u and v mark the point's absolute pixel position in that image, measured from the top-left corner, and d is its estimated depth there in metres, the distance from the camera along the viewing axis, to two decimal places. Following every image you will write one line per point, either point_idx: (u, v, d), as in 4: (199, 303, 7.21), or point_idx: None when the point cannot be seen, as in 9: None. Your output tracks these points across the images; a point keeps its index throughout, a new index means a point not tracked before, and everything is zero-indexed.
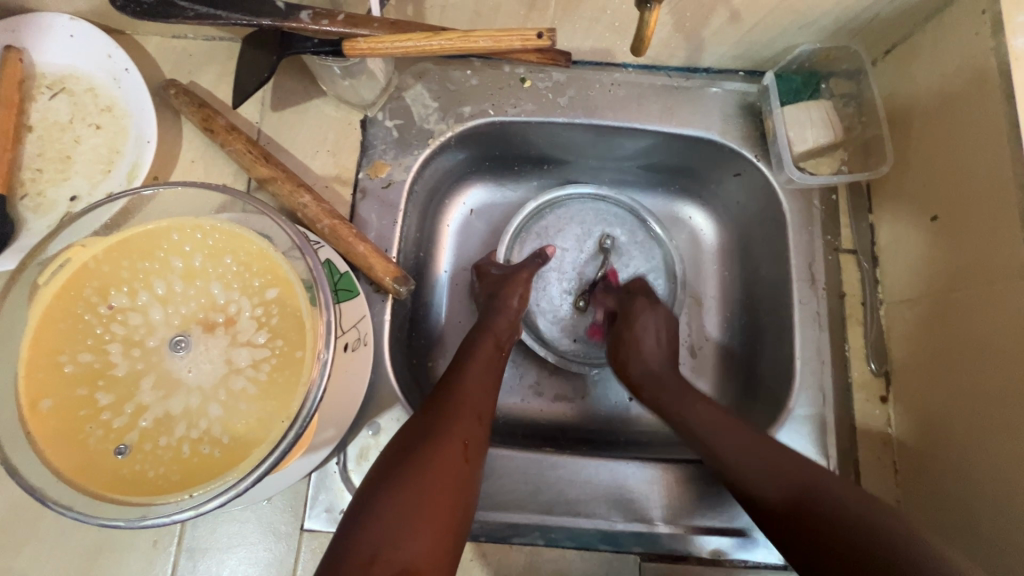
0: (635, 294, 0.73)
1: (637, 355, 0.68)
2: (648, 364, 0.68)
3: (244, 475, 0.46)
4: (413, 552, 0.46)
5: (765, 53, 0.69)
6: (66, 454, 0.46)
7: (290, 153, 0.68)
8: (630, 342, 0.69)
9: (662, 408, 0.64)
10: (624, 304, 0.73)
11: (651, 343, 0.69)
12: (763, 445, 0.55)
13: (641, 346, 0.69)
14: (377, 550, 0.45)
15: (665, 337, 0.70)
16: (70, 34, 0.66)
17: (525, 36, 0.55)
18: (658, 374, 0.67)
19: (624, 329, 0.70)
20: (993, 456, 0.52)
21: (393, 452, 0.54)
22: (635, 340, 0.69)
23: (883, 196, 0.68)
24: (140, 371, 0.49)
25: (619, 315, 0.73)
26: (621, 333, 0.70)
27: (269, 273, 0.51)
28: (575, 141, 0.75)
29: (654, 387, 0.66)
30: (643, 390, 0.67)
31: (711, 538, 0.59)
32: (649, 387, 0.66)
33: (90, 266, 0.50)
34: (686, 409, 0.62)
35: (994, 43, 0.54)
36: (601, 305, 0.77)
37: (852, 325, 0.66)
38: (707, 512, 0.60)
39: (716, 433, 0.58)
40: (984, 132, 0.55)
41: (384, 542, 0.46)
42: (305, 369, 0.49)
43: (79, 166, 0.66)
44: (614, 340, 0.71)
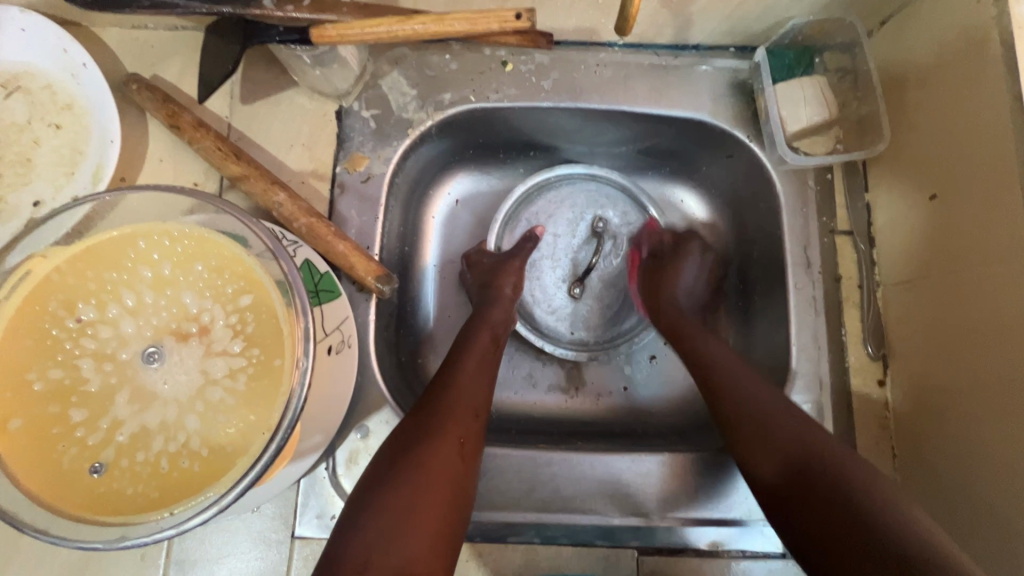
0: (691, 235, 0.73)
1: (671, 283, 0.69)
2: (678, 298, 0.69)
3: (225, 491, 0.45)
4: (405, 552, 0.45)
5: (756, 27, 0.66)
6: (40, 476, 0.45)
7: (263, 148, 0.65)
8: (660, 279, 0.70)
9: (678, 332, 0.66)
10: (676, 241, 0.73)
11: (685, 277, 0.70)
12: (791, 419, 0.53)
13: (675, 282, 0.70)
14: (370, 554, 0.44)
15: (699, 283, 0.72)
16: (20, 27, 0.62)
17: (502, 17, 0.52)
18: (679, 305, 0.69)
19: (669, 259, 0.71)
20: (995, 441, 0.51)
21: (386, 453, 0.52)
22: (676, 274, 0.70)
23: (879, 174, 0.65)
24: (114, 385, 0.47)
25: (666, 252, 0.72)
26: (665, 264, 0.71)
27: (242, 279, 0.49)
28: (562, 126, 0.72)
29: (676, 318, 0.67)
30: (662, 316, 0.68)
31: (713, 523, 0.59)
32: (671, 315, 0.67)
33: (53, 278, 0.47)
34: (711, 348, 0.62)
35: (996, 11, 0.51)
36: (647, 242, 0.75)
37: (848, 309, 0.64)
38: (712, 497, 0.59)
39: (738, 399, 0.57)
40: (986, 105, 0.53)
41: (377, 544, 0.45)
42: (285, 378, 0.47)
43: (40, 169, 0.62)
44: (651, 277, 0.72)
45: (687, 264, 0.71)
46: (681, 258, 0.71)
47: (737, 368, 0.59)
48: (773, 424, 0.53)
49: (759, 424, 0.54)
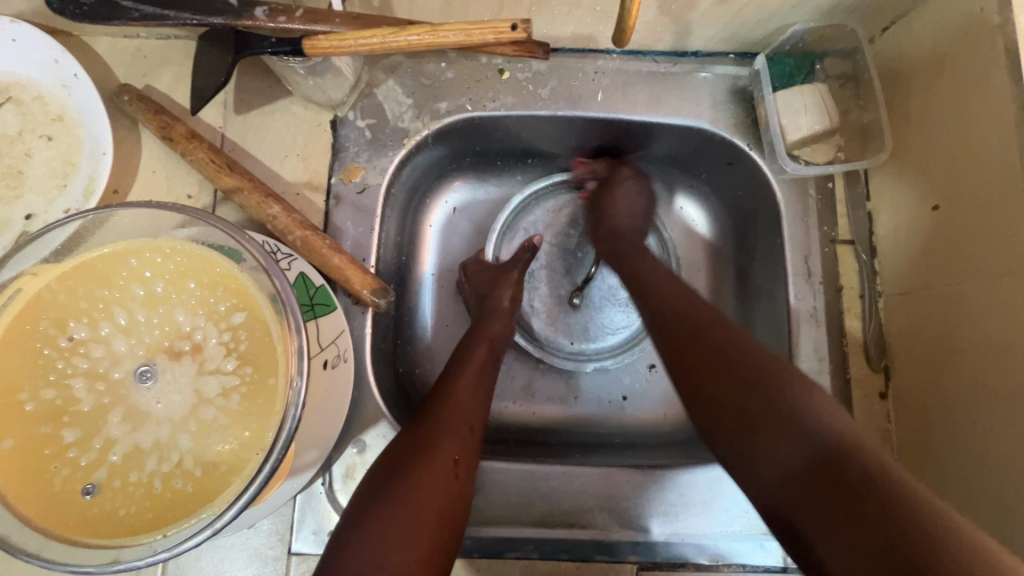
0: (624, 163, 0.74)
1: (613, 207, 0.71)
2: (619, 221, 0.71)
3: (219, 514, 0.44)
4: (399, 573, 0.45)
5: (757, 33, 0.65)
6: (30, 498, 0.44)
7: (257, 159, 0.64)
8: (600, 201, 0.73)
9: (617, 254, 0.68)
10: (613, 168, 0.74)
11: (627, 205, 0.71)
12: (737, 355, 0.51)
13: (618, 210, 0.71)
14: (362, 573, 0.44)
15: (639, 209, 0.72)
16: (11, 38, 0.62)
17: (497, 29, 0.51)
18: (620, 228, 0.70)
19: (602, 193, 0.72)
20: (999, 458, 0.50)
21: (381, 469, 0.52)
22: (613, 195, 0.71)
23: (881, 182, 0.65)
24: (107, 405, 0.46)
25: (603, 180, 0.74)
26: (599, 197, 0.73)
27: (235, 296, 0.49)
28: (560, 134, 0.71)
29: (614, 241, 0.69)
30: (604, 242, 0.71)
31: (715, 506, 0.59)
32: (610, 239, 0.70)
33: (44, 296, 0.47)
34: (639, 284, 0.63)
35: (1001, 19, 0.50)
36: (588, 177, 0.76)
37: (850, 319, 0.64)
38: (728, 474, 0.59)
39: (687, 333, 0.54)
40: (990, 115, 0.52)
41: (369, 565, 0.44)
42: (279, 397, 0.46)
43: (32, 181, 0.62)
44: (596, 198, 0.73)
45: (619, 194, 0.71)
46: (615, 200, 0.71)
47: (690, 305, 0.57)
48: (716, 359, 0.51)
49: (705, 364, 0.51)
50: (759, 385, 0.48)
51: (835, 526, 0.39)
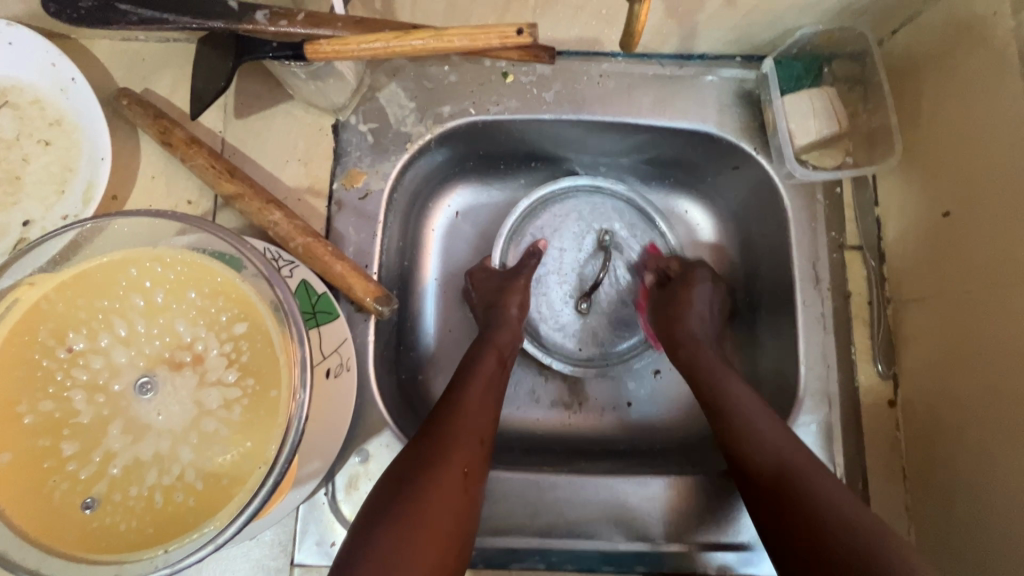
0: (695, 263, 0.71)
1: (685, 313, 0.66)
2: (693, 326, 0.66)
3: (223, 527, 0.43)
4: None
5: (764, 37, 0.64)
6: (29, 514, 0.43)
7: (258, 163, 0.63)
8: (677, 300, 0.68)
9: (694, 366, 0.63)
10: (683, 268, 0.71)
11: (697, 307, 0.67)
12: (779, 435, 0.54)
13: (688, 313, 0.66)
14: None
15: (710, 318, 0.68)
16: (7, 41, 0.61)
17: (503, 33, 0.51)
18: (699, 338, 0.65)
19: (677, 289, 0.68)
20: (1012, 470, 0.49)
21: (390, 481, 0.51)
22: (686, 299, 0.67)
23: (889, 188, 0.64)
24: (106, 417, 0.46)
25: (675, 275, 0.70)
26: (672, 295, 0.68)
27: (236, 306, 0.48)
28: (564, 139, 0.71)
29: (693, 351, 0.64)
30: (681, 350, 0.65)
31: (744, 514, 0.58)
32: (687, 344, 0.65)
33: (42, 306, 0.46)
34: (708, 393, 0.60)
35: (1014, 23, 0.50)
36: (653, 269, 0.74)
37: (858, 326, 0.63)
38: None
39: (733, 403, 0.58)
40: (1003, 122, 0.51)
41: None
42: (281, 409, 0.45)
43: (30, 187, 0.61)
44: (666, 303, 0.68)
45: (693, 297, 0.67)
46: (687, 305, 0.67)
47: (758, 412, 0.56)
48: (761, 430, 0.55)
49: (767, 461, 0.53)
50: (813, 489, 0.49)
51: None
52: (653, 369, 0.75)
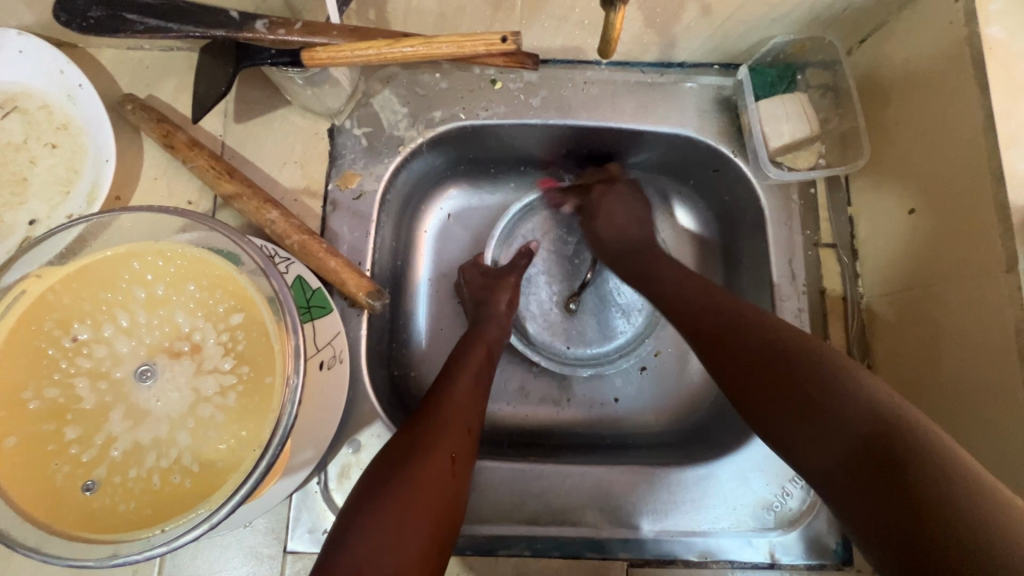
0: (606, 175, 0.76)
1: (613, 227, 0.72)
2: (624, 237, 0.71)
3: (215, 509, 0.45)
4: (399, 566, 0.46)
5: (740, 46, 0.67)
6: (32, 495, 0.45)
7: (256, 166, 0.66)
8: (591, 230, 0.74)
9: (636, 271, 0.67)
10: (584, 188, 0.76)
11: (622, 221, 0.72)
12: (774, 341, 0.50)
13: (613, 221, 0.73)
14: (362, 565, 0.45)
15: (634, 216, 0.73)
16: (18, 49, 0.64)
17: (489, 41, 0.53)
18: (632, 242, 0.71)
19: (591, 208, 0.75)
20: (979, 453, 0.51)
21: (380, 464, 0.53)
22: (598, 215, 0.73)
23: (861, 188, 0.67)
24: (108, 403, 0.47)
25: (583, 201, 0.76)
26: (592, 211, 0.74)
27: (234, 298, 0.50)
28: (552, 143, 0.73)
29: (630, 256, 0.69)
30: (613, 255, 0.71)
31: (706, 495, 0.60)
32: (620, 253, 0.70)
33: (48, 297, 0.48)
34: (653, 273, 0.65)
35: (968, 32, 0.53)
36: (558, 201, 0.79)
37: (833, 320, 0.65)
38: (751, 447, 0.61)
39: (721, 323, 0.54)
40: (961, 122, 0.54)
41: (369, 557, 0.45)
42: (275, 395, 0.47)
43: (36, 188, 0.63)
44: (588, 225, 0.75)
45: (609, 203, 0.73)
46: (608, 209, 0.73)
47: (710, 292, 0.59)
48: (751, 345, 0.51)
49: (728, 330, 0.53)
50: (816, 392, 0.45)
51: (877, 504, 0.38)
52: (640, 366, 0.77)
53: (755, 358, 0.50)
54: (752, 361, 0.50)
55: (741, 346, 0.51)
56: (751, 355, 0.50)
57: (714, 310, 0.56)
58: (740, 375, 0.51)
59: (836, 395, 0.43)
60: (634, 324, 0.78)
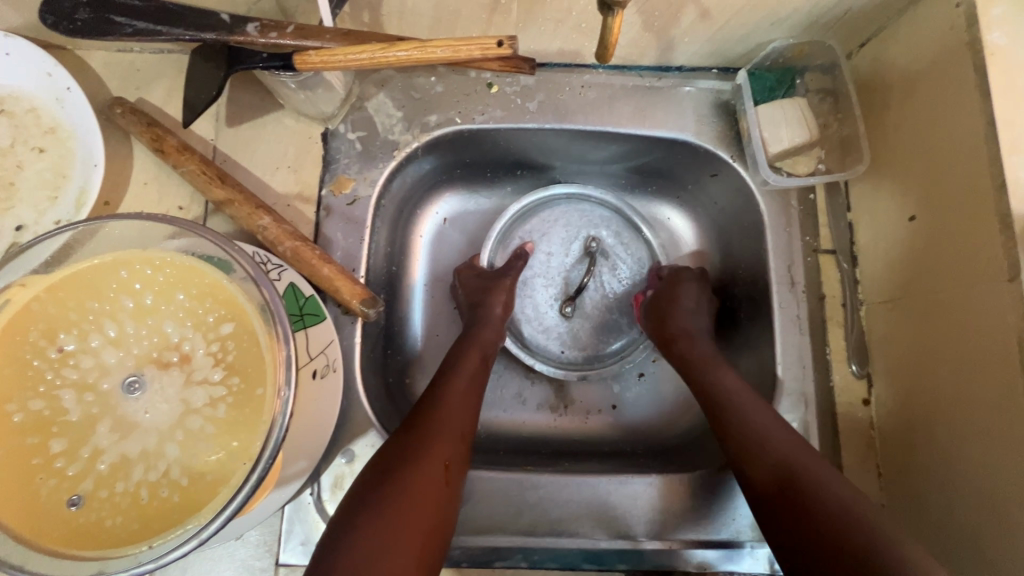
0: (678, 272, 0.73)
1: (678, 314, 0.68)
2: (687, 325, 0.69)
3: (206, 523, 0.44)
4: None
5: (738, 50, 0.67)
6: (16, 511, 0.44)
7: (249, 170, 0.65)
8: (661, 310, 0.70)
9: (688, 362, 0.65)
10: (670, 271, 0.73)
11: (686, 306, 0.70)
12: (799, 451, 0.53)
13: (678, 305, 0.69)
14: None
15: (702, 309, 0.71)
16: (5, 51, 0.62)
17: (484, 45, 0.53)
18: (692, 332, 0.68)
19: (664, 288, 0.71)
20: (980, 463, 0.51)
21: (372, 474, 0.52)
22: (675, 298, 0.70)
23: (861, 194, 0.66)
24: (95, 415, 0.46)
25: (662, 287, 0.72)
26: (661, 295, 0.71)
27: (224, 307, 0.49)
28: (549, 147, 0.73)
29: (686, 345, 0.67)
30: (673, 345, 0.68)
31: (716, 512, 0.59)
32: (681, 342, 0.67)
33: (33, 307, 0.47)
34: (707, 364, 0.64)
35: (969, 37, 0.52)
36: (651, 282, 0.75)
37: (832, 327, 0.65)
38: None
39: (746, 416, 0.57)
40: (962, 129, 0.53)
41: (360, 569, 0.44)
42: (267, 406, 0.46)
43: (23, 193, 0.62)
44: (655, 302, 0.71)
45: (684, 293, 0.70)
46: (676, 296, 0.70)
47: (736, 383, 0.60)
48: (782, 444, 0.54)
49: (753, 427, 0.56)
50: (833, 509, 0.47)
51: None
52: (636, 371, 0.76)
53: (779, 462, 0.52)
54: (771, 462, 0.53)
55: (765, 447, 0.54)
56: (770, 455, 0.53)
57: (737, 404, 0.58)
58: (760, 472, 0.53)
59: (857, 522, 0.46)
60: (631, 330, 0.77)
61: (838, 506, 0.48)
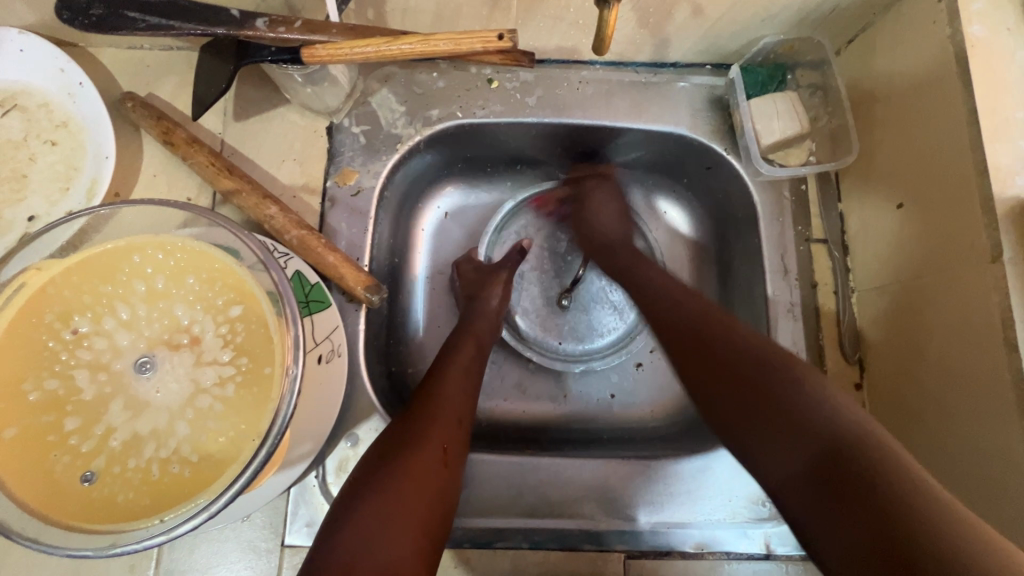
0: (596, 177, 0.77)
1: (597, 220, 0.74)
2: (607, 230, 0.74)
3: (215, 497, 0.45)
4: (393, 556, 0.45)
5: (730, 46, 0.69)
6: (30, 486, 0.45)
7: (255, 163, 0.66)
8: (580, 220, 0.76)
9: (615, 269, 0.70)
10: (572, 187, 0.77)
11: (607, 214, 0.75)
12: (746, 354, 0.52)
13: (597, 214, 0.75)
14: (356, 555, 0.45)
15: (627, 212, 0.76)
16: (19, 48, 0.64)
17: (485, 38, 0.55)
18: (613, 241, 0.73)
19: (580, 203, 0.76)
20: (969, 441, 0.52)
21: (374, 457, 0.53)
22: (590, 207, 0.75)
23: (852, 184, 0.68)
24: (108, 394, 0.48)
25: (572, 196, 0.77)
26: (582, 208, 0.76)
27: (233, 290, 0.50)
28: (547, 142, 0.74)
29: (608, 254, 0.72)
30: (595, 250, 0.73)
31: (703, 488, 0.61)
32: (605, 253, 0.72)
33: (48, 290, 0.48)
34: (633, 274, 0.68)
35: (950, 30, 0.55)
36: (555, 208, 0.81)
37: (825, 314, 0.66)
38: None
39: (695, 326, 0.57)
40: (944, 117, 0.55)
41: (363, 545, 0.45)
42: (274, 385, 0.48)
43: (36, 185, 0.63)
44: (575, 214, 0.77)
45: (601, 195, 0.76)
46: (591, 207, 0.75)
47: (684, 293, 0.62)
48: (726, 348, 0.54)
49: (703, 340, 0.56)
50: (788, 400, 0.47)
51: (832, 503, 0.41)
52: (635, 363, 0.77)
53: (726, 369, 0.52)
54: (717, 370, 0.53)
55: (709, 358, 0.54)
56: (717, 365, 0.53)
57: (686, 316, 0.59)
58: (712, 388, 0.53)
59: (799, 405, 0.47)
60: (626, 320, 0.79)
61: (770, 381, 0.50)
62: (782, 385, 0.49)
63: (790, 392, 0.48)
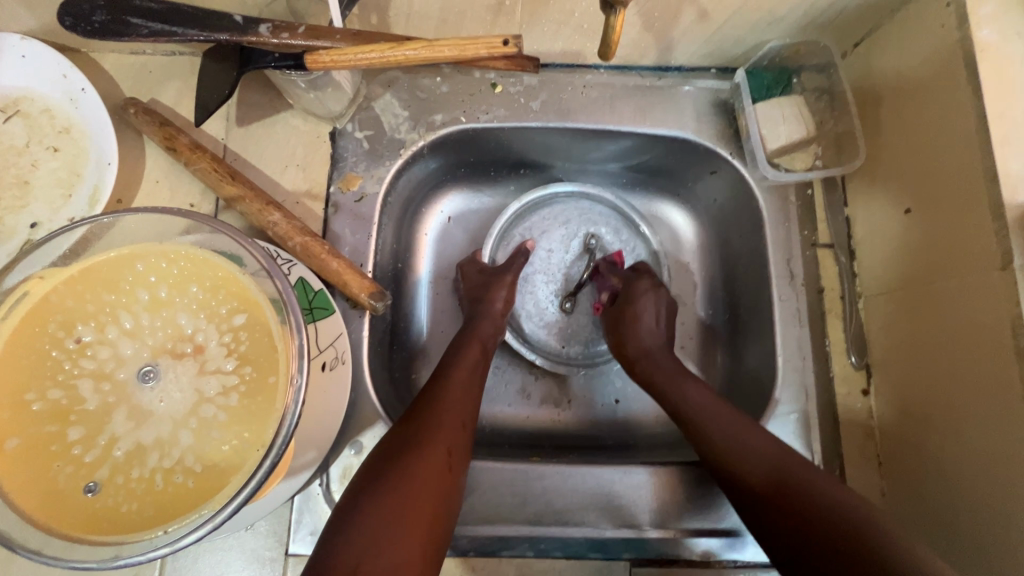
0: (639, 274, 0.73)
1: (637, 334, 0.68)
2: (646, 343, 0.68)
3: (219, 508, 0.45)
4: (397, 560, 0.45)
5: (736, 50, 0.68)
6: (34, 497, 0.45)
7: (258, 169, 0.66)
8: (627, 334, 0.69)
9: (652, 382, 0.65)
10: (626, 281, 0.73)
11: (649, 321, 0.69)
12: (761, 441, 0.56)
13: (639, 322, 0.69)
14: (360, 559, 0.44)
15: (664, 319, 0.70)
16: (21, 54, 0.64)
17: (490, 44, 0.55)
18: (652, 352, 0.67)
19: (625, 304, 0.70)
20: (978, 450, 0.52)
21: (377, 461, 0.53)
22: (634, 317, 0.69)
23: (858, 189, 0.68)
24: (111, 404, 0.47)
25: (620, 297, 0.72)
26: (623, 310, 0.69)
27: (236, 299, 0.50)
28: (552, 145, 0.74)
29: (648, 364, 0.67)
30: (638, 366, 0.68)
31: (711, 496, 0.60)
32: (643, 362, 0.67)
33: (51, 299, 0.48)
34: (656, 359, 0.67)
35: (959, 35, 0.54)
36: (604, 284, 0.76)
37: (831, 320, 0.66)
38: None
39: (713, 408, 0.60)
40: (953, 123, 0.55)
41: (368, 549, 0.45)
42: (279, 395, 0.47)
43: (38, 191, 0.63)
44: (613, 316, 0.71)
45: (647, 303, 0.70)
46: (636, 319, 0.68)
47: (698, 369, 0.65)
48: (740, 431, 0.57)
49: (719, 421, 0.59)
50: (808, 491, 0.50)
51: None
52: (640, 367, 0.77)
53: (744, 451, 0.55)
54: (737, 453, 0.56)
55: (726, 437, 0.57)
56: (734, 451, 0.56)
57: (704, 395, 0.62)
58: (735, 457, 0.56)
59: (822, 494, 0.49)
60: None
61: (785, 470, 0.53)
62: (800, 470, 0.52)
63: (808, 483, 0.51)
